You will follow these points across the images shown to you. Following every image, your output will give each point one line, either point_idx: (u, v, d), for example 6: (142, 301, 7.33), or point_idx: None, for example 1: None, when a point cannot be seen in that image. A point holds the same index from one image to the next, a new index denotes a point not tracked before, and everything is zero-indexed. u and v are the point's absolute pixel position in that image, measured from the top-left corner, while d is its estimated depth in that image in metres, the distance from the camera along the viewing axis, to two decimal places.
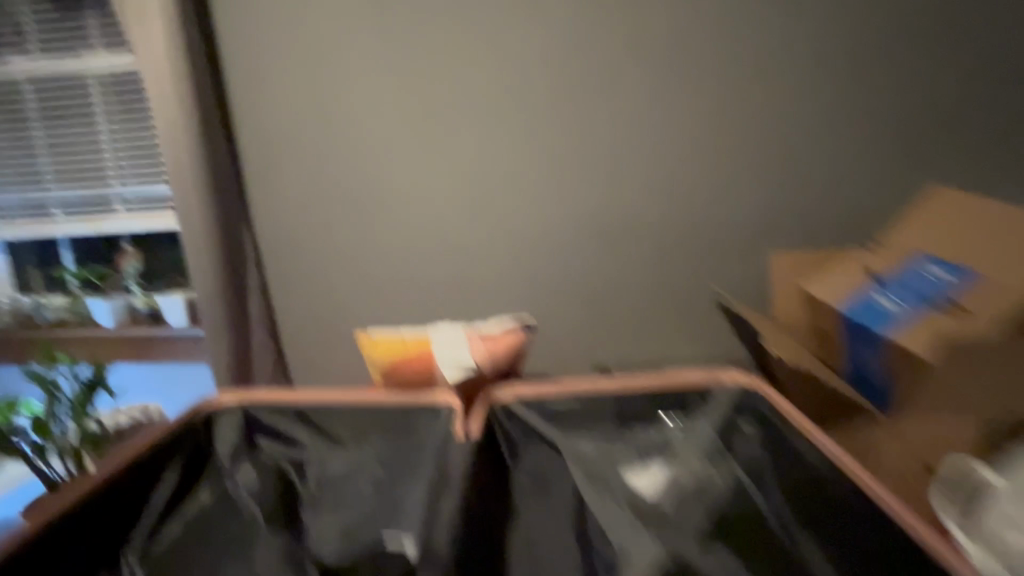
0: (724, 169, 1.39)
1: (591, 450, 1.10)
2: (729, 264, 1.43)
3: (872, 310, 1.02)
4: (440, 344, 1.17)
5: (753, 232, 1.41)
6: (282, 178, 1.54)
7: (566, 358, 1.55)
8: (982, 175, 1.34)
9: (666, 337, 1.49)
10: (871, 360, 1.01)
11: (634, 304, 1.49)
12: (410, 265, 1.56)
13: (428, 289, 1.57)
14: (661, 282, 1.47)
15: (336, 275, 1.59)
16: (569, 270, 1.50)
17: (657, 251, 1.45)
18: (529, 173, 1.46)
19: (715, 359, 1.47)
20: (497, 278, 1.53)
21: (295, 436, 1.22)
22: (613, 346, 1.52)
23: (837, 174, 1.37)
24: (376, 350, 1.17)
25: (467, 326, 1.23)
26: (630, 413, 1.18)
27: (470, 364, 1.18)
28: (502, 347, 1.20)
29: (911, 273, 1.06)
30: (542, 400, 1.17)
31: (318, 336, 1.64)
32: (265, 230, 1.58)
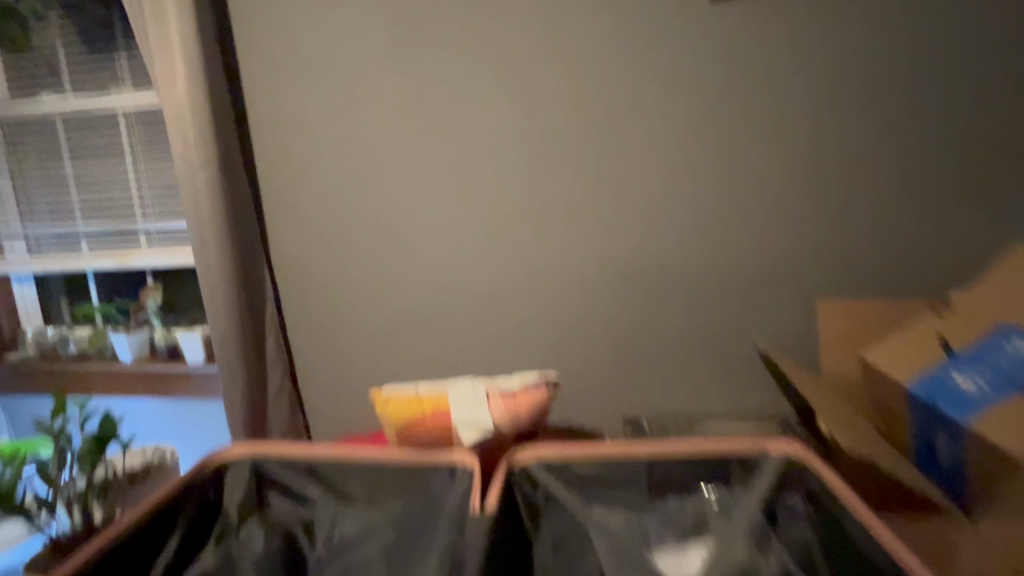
0: (764, 212, 1.30)
1: (619, 524, 1.01)
2: (769, 312, 1.33)
3: (951, 392, 0.89)
4: (458, 404, 1.09)
5: (796, 278, 1.31)
6: (302, 215, 1.51)
7: (591, 407, 1.46)
8: None
9: (700, 387, 1.39)
10: (944, 447, 0.89)
11: (665, 353, 1.40)
12: (429, 306, 1.50)
13: (448, 331, 1.51)
14: (695, 330, 1.37)
15: (354, 315, 1.55)
16: (596, 315, 1.42)
17: (691, 297, 1.36)
18: (554, 214, 1.39)
19: (753, 414, 1.36)
20: (519, 321, 1.46)
21: (305, 492, 1.17)
22: (642, 396, 1.43)
23: (891, 218, 1.26)
24: (390, 408, 1.11)
25: (486, 382, 1.14)
26: (662, 480, 1.08)
27: (488, 426, 1.09)
28: (523, 406, 1.11)
29: (996, 347, 0.92)
30: (566, 463, 1.09)
31: (335, 376, 1.59)
32: (285, 269, 1.55)
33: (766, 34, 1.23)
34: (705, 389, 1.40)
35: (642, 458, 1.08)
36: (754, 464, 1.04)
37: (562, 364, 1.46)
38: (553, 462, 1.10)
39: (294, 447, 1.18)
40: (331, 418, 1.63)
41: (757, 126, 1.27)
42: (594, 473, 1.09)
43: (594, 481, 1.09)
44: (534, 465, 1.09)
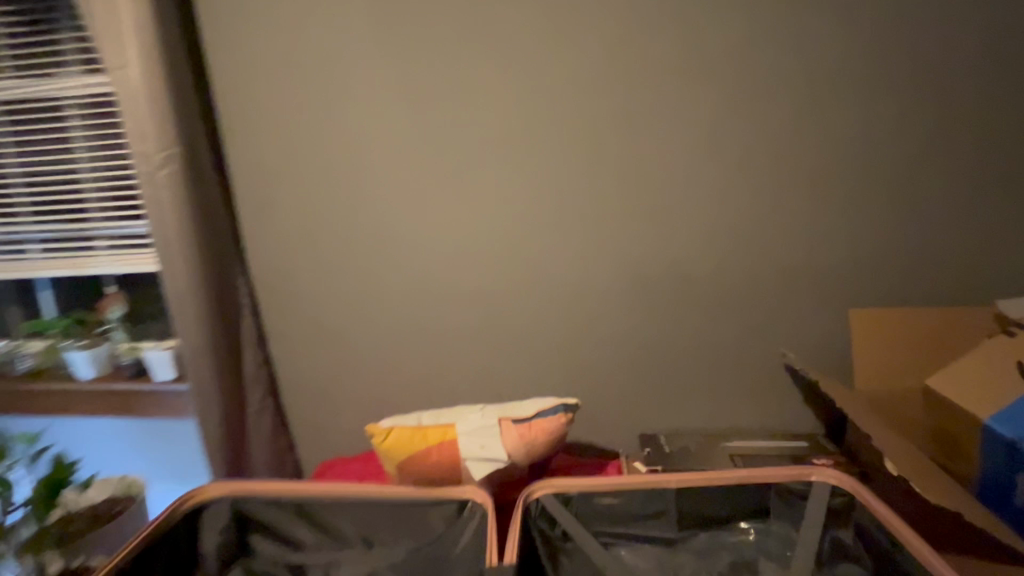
0: (794, 212, 1.20)
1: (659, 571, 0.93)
2: (796, 320, 1.24)
3: None
4: (466, 436, 0.98)
5: (826, 284, 1.22)
6: (283, 217, 1.35)
7: (604, 423, 1.36)
8: None
9: (717, 399, 1.30)
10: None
11: (681, 364, 1.30)
12: (427, 316, 1.37)
13: (448, 344, 1.38)
14: (714, 339, 1.28)
15: (343, 326, 1.41)
16: (612, 324, 1.31)
17: (714, 304, 1.26)
18: (566, 214, 1.26)
19: (775, 428, 1.29)
20: (527, 332, 1.34)
21: (294, 533, 1.05)
22: (657, 409, 1.34)
23: (924, 219, 1.17)
24: (388, 443, 0.98)
25: (496, 410, 1.02)
26: (694, 514, 0.98)
27: (501, 459, 0.97)
28: (539, 436, 0.99)
29: None
30: (588, 494, 0.98)
31: (322, 392, 1.46)
32: (263, 275, 1.40)
33: (798, 16, 1.11)
34: (726, 402, 1.31)
35: (671, 490, 0.98)
36: (796, 495, 0.95)
37: (573, 378, 1.35)
38: (573, 495, 0.98)
39: (280, 484, 1.05)
40: (320, 438, 1.50)
41: (788, 119, 1.16)
42: (618, 505, 0.98)
43: (616, 515, 0.99)
44: (552, 499, 0.98)
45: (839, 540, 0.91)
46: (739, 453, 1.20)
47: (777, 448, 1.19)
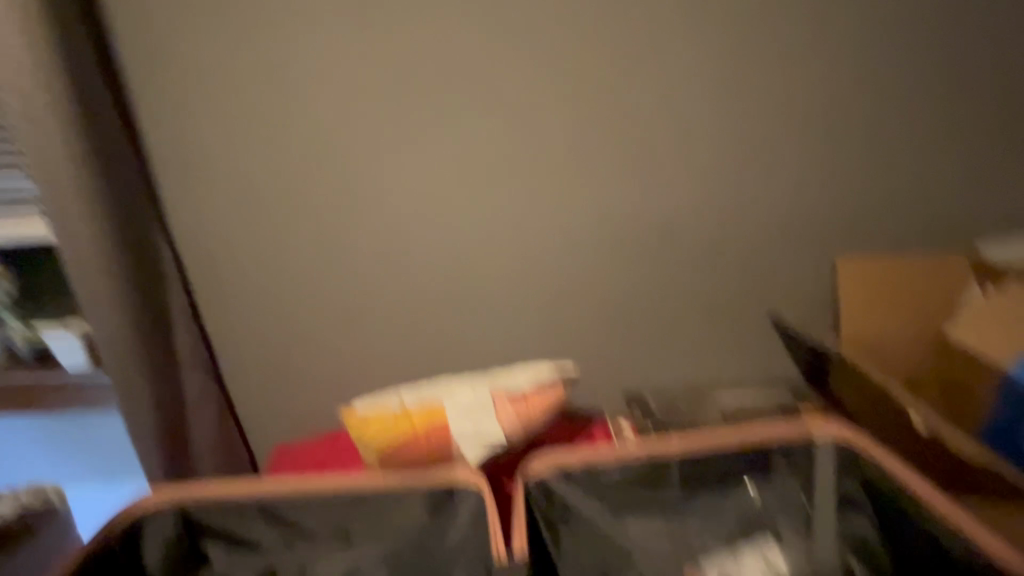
0: (790, 157, 1.12)
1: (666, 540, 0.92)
2: (787, 272, 1.19)
3: None
4: (457, 415, 0.87)
5: (816, 233, 1.17)
6: (215, 172, 1.14)
7: (589, 386, 1.29)
8: None
9: (704, 355, 1.26)
10: None
11: (668, 322, 1.24)
12: (392, 284, 1.21)
13: (417, 312, 1.23)
14: (703, 294, 1.21)
15: (294, 297, 1.23)
16: (599, 284, 1.20)
17: (705, 258, 1.19)
18: (550, 162, 1.12)
19: (758, 379, 1.27)
20: (506, 295, 1.21)
21: (257, 537, 0.91)
22: (642, 370, 1.27)
23: (916, 167, 1.13)
24: (366, 431, 0.85)
25: (487, 382, 0.91)
26: (699, 478, 0.93)
27: (498, 438, 0.87)
28: (537, 410, 0.89)
29: None
30: (590, 468, 0.89)
31: (274, 370, 1.30)
32: (196, 242, 1.19)
33: None
34: (712, 357, 1.27)
35: (677, 456, 0.91)
36: (804, 453, 0.91)
37: (557, 342, 1.25)
38: (574, 470, 0.89)
39: (233, 484, 0.89)
40: (274, 420, 1.34)
41: (791, 53, 1.06)
42: (621, 476, 0.91)
43: (620, 487, 0.92)
44: (553, 477, 0.89)
45: (844, 493, 0.90)
46: (728, 408, 1.17)
47: (763, 400, 1.18)
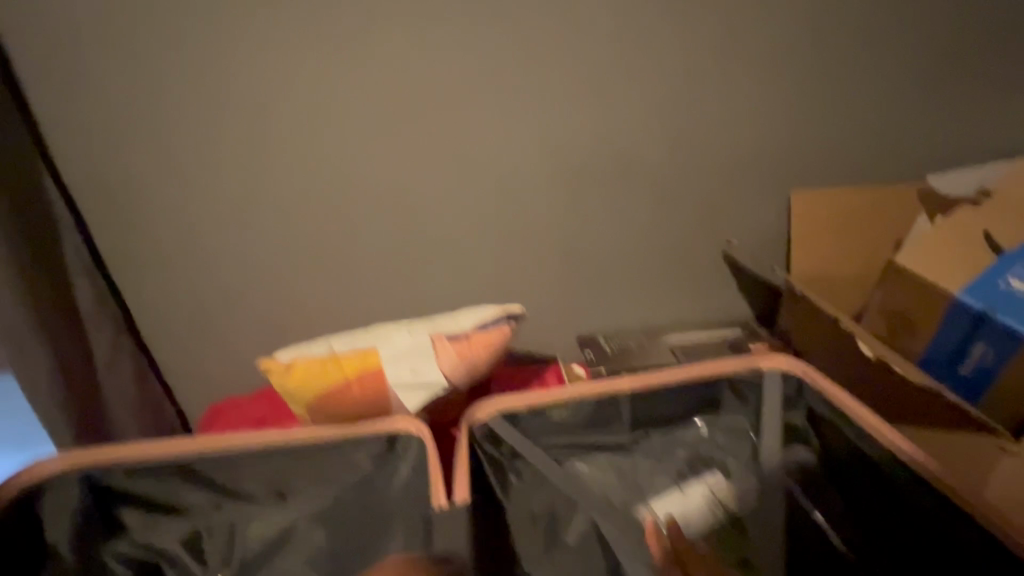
0: (751, 82, 1.04)
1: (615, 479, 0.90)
2: (744, 207, 1.14)
3: (1003, 298, 0.70)
4: (394, 359, 0.80)
5: (774, 165, 1.12)
6: (94, 91, 0.96)
7: (542, 330, 1.23)
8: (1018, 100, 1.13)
9: (659, 296, 1.22)
10: (980, 360, 0.72)
11: (623, 262, 1.17)
12: (322, 223, 1.09)
13: (355, 255, 1.13)
14: (659, 232, 1.15)
15: (211, 240, 1.09)
16: (550, 222, 1.12)
17: (661, 192, 1.12)
18: (493, 83, 1.00)
19: (712, 319, 1.25)
20: (451, 235, 1.12)
21: (179, 500, 0.84)
22: (596, 312, 1.22)
23: (876, 94, 1.08)
24: (291, 380, 0.77)
25: (428, 326, 0.84)
26: (647, 416, 0.93)
27: (440, 383, 0.81)
28: (480, 352, 0.83)
29: None
30: (538, 409, 0.87)
31: (196, 322, 1.17)
32: (83, 178, 1.02)
33: None
34: (668, 298, 1.22)
35: (626, 394, 0.90)
36: (749, 385, 0.91)
37: (508, 285, 1.18)
38: (522, 413, 0.87)
39: (153, 441, 0.81)
40: (204, 376, 1.23)
41: None
42: (572, 417, 0.89)
43: (568, 427, 0.90)
44: (499, 421, 0.86)
45: (790, 424, 0.90)
46: (680, 347, 1.16)
47: (715, 338, 1.17)
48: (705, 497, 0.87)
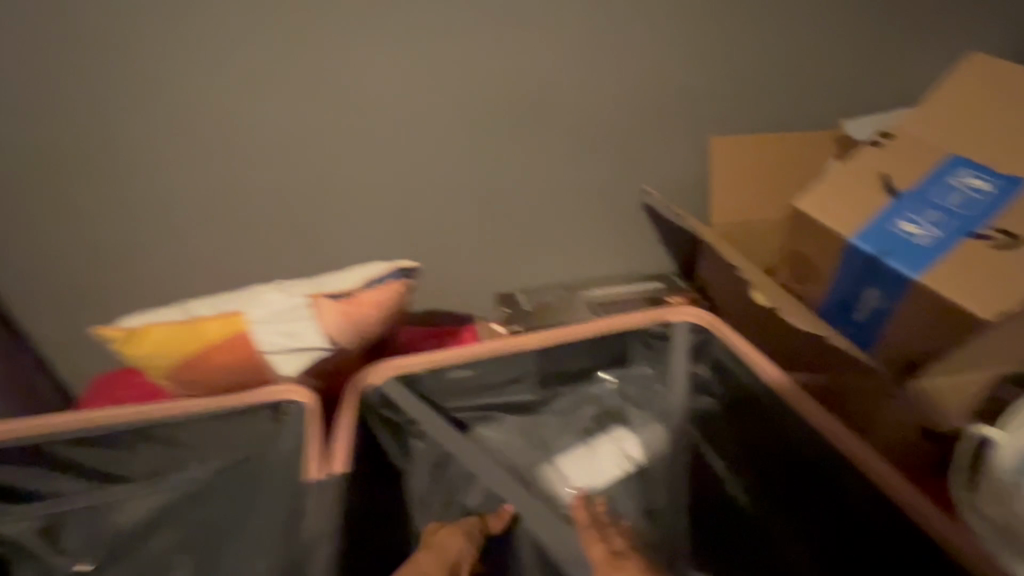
0: (662, 17, 0.97)
1: (520, 438, 0.89)
2: (665, 155, 1.09)
3: (895, 241, 0.67)
4: (266, 322, 0.72)
5: (691, 110, 1.06)
6: None
7: (457, 288, 1.16)
8: (934, 45, 1.10)
9: (578, 250, 1.17)
10: (872, 303, 0.71)
11: (536, 213, 1.11)
12: (189, 173, 0.94)
13: (236, 211, 0.98)
14: (574, 181, 1.09)
15: (57, 194, 0.92)
16: (461, 170, 1.04)
17: (580, 138, 1.05)
18: (379, 9, 0.89)
19: (634, 274, 1.21)
20: (349, 186, 1.01)
21: (33, 484, 0.74)
22: (513, 267, 1.16)
23: (792, 35, 1.03)
24: (143, 348, 0.70)
25: (307, 285, 0.76)
26: (556, 372, 0.89)
27: (323, 346, 0.73)
28: (369, 312, 0.75)
29: (936, 180, 0.70)
30: (437, 370, 0.81)
31: (49, 291, 1.00)
32: None
33: None
34: (587, 252, 1.17)
35: (533, 350, 0.84)
36: (657, 337, 0.89)
37: (418, 241, 1.09)
38: (421, 374, 0.80)
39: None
40: (69, 356, 1.07)
41: None
42: (472, 378, 0.84)
43: (472, 387, 0.85)
44: (393, 383, 0.78)
45: (697, 376, 0.88)
46: (599, 303, 1.11)
47: (634, 292, 1.13)
48: (611, 441, 0.90)
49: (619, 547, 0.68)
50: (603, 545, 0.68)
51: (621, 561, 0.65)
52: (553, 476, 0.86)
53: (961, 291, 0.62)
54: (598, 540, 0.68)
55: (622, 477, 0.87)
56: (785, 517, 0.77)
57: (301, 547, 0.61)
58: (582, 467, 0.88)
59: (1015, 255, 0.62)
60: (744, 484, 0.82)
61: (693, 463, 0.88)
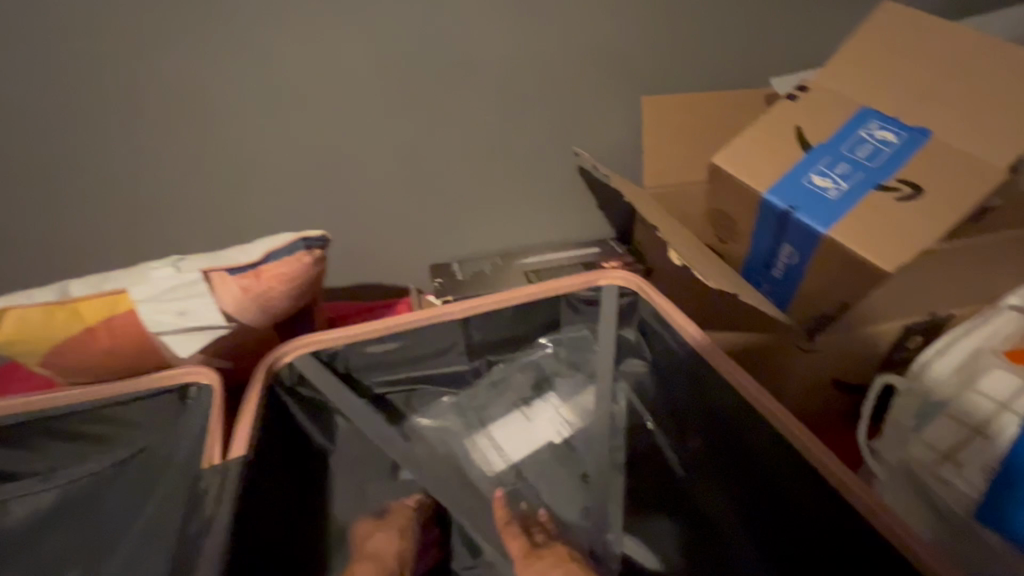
0: None
1: (454, 411, 0.88)
2: (599, 117, 1.04)
3: (806, 194, 0.67)
4: (152, 300, 0.67)
5: (625, 68, 1.00)
6: None
7: (388, 258, 1.13)
8: None
9: (514, 216, 1.13)
10: (786, 259, 0.71)
11: (466, 179, 1.06)
12: (80, 138, 0.88)
13: (138, 177, 0.93)
14: (504, 144, 1.03)
15: None
16: (381, 136, 0.97)
17: (508, 99, 0.99)
18: None
19: (573, 239, 1.18)
20: (260, 152, 0.95)
21: None
22: (446, 237, 1.12)
23: None
24: (15, 333, 0.65)
25: (204, 258, 0.70)
26: (485, 342, 0.85)
27: (222, 323, 0.70)
28: (272, 289, 0.71)
29: (847, 132, 0.70)
30: (357, 345, 0.77)
31: None
32: None
33: None
34: (524, 218, 1.14)
35: (457, 320, 0.80)
36: (588, 302, 0.86)
37: (343, 212, 1.04)
38: (339, 349, 0.76)
39: None
40: None
41: None
42: (394, 352, 0.80)
43: (395, 361, 0.81)
44: (309, 360, 0.74)
45: (623, 339, 0.86)
46: (534, 270, 1.08)
47: (571, 257, 1.11)
48: (547, 406, 0.89)
49: (540, 541, 0.71)
50: (522, 538, 0.71)
51: (534, 557, 0.68)
52: (484, 453, 0.84)
53: (865, 242, 0.62)
54: (516, 538, 0.71)
55: (557, 442, 0.86)
56: (717, 470, 0.74)
57: (182, 545, 0.55)
58: (516, 437, 0.86)
59: (915, 206, 0.63)
60: (677, 447, 0.81)
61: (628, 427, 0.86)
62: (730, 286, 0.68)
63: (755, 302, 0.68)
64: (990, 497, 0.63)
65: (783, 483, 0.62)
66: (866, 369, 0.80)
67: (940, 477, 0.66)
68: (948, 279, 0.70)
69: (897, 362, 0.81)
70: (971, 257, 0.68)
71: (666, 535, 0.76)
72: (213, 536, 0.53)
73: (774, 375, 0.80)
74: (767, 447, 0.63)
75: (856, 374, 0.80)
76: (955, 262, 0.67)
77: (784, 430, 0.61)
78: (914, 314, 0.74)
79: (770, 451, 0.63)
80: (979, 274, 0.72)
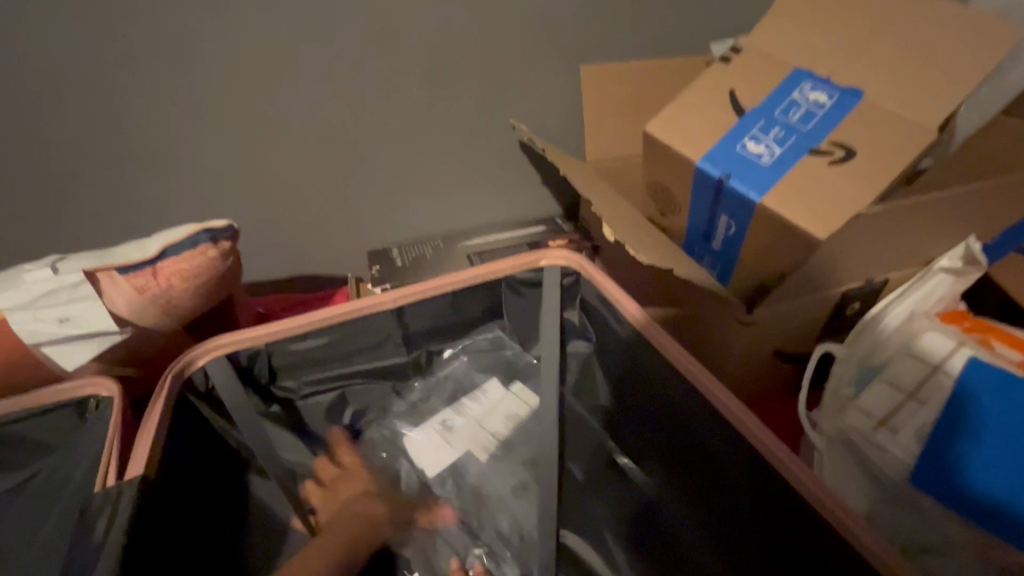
0: None
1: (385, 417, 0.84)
2: (539, 86, 0.99)
3: (740, 161, 0.65)
4: (26, 307, 0.61)
5: (562, 35, 0.95)
6: None
7: (323, 246, 1.05)
8: None
9: (454, 195, 1.07)
10: (724, 229, 0.69)
11: (400, 159, 0.99)
12: None
13: (24, 163, 0.84)
14: (437, 121, 0.97)
15: None
16: (300, 114, 0.89)
17: (441, 67, 0.92)
18: None
19: (519, 218, 1.13)
20: (162, 135, 0.86)
21: None
22: (383, 221, 1.05)
23: None
24: None
25: (87, 258, 0.63)
26: (422, 331, 0.81)
27: (114, 328, 0.64)
28: (174, 288, 0.64)
29: (780, 95, 0.68)
30: (279, 344, 0.71)
31: None
32: None
33: None
34: (465, 198, 1.08)
35: (390, 311, 0.74)
36: (529, 284, 0.81)
37: (267, 198, 0.97)
38: (259, 350, 0.69)
39: None
40: None
41: None
42: (309, 359, 0.74)
43: (323, 358, 0.75)
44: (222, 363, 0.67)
45: (567, 321, 0.82)
46: (477, 252, 1.03)
47: (517, 237, 1.06)
48: (473, 423, 0.86)
49: None
50: None
51: None
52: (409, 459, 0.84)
53: (800, 208, 0.60)
54: None
55: (484, 458, 0.83)
56: (658, 451, 0.72)
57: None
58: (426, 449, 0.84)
59: (846, 170, 0.61)
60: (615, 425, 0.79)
61: (572, 403, 0.83)
62: (665, 261, 0.66)
63: (690, 276, 0.65)
64: (923, 461, 0.62)
65: (722, 462, 0.61)
66: (806, 338, 0.80)
67: (876, 444, 0.66)
68: (884, 243, 0.69)
69: (837, 329, 0.81)
70: (905, 221, 0.67)
71: (603, 522, 0.76)
72: (99, 566, 0.48)
73: (718, 349, 0.78)
74: (707, 425, 0.61)
75: (799, 343, 0.80)
76: (891, 225, 0.66)
77: (723, 412, 0.59)
78: (852, 280, 0.73)
79: (711, 432, 0.61)
80: (912, 239, 0.72)
